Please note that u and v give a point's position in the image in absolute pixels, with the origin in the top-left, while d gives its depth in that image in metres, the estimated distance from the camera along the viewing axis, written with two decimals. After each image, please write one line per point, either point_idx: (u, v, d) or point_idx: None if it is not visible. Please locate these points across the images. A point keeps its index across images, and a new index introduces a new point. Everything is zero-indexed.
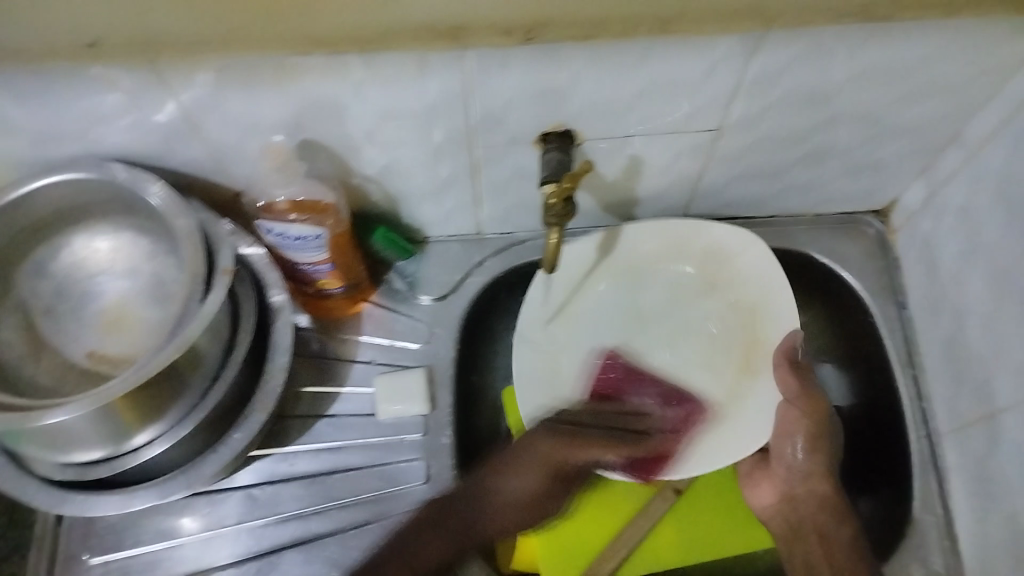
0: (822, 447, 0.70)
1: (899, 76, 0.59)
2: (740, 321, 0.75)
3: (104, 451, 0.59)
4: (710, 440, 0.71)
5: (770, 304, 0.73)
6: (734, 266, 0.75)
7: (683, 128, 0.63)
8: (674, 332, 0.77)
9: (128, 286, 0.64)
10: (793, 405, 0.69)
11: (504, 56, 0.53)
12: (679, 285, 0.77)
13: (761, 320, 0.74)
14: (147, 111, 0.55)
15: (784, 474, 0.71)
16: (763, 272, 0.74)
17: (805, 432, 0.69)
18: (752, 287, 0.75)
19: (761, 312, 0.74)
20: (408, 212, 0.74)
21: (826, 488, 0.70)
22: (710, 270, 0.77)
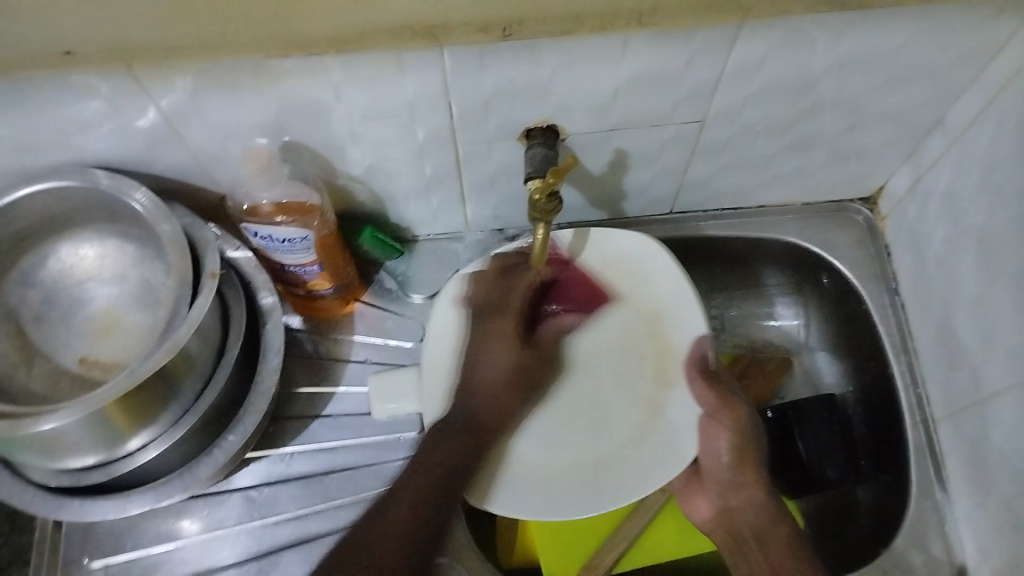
0: (745, 457, 0.67)
1: (881, 62, 0.59)
2: (643, 333, 0.71)
3: (99, 456, 0.59)
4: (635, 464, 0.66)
5: (674, 310, 0.70)
6: (634, 277, 0.72)
7: (666, 120, 0.63)
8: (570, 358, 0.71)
9: (117, 291, 0.64)
10: (715, 419, 0.65)
11: (481, 54, 0.53)
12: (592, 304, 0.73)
13: (670, 326, 0.70)
14: (128, 118, 0.55)
15: (716, 487, 0.69)
16: (665, 283, 0.70)
17: (731, 443, 0.66)
18: (649, 297, 0.71)
19: (665, 320, 0.70)
20: (396, 211, 0.74)
21: (763, 497, 0.68)
22: (603, 283, 0.72)
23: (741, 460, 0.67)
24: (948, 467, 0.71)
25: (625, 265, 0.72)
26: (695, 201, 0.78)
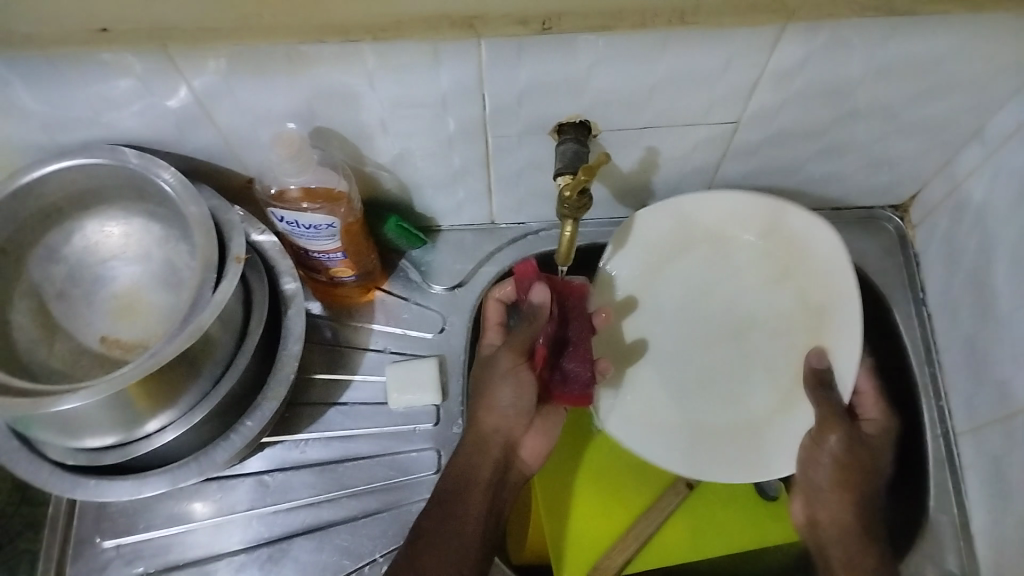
0: (846, 470, 0.69)
1: (923, 70, 0.58)
2: (800, 324, 0.72)
3: (116, 436, 0.59)
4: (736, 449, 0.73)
5: (836, 316, 0.69)
6: (807, 263, 0.71)
7: (700, 121, 0.62)
8: (738, 324, 0.74)
9: (141, 271, 0.64)
10: (818, 436, 0.68)
11: (518, 45, 0.52)
12: (748, 269, 0.74)
13: (829, 328, 0.69)
14: (159, 98, 0.55)
15: (811, 498, 0.70)
16: (833, 279, 0.69)
17: (827, 462, 0.69)
18: (820, 289, 0.70)
19: (830, 320, 0.69)
20: (421, 200, 0.73)
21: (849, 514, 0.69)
22: (781, 256, 0.72)
23: (844, 469, 0.69)
24: (968, 483, 0.71)
25: (796, 249, 0.71)
26: None
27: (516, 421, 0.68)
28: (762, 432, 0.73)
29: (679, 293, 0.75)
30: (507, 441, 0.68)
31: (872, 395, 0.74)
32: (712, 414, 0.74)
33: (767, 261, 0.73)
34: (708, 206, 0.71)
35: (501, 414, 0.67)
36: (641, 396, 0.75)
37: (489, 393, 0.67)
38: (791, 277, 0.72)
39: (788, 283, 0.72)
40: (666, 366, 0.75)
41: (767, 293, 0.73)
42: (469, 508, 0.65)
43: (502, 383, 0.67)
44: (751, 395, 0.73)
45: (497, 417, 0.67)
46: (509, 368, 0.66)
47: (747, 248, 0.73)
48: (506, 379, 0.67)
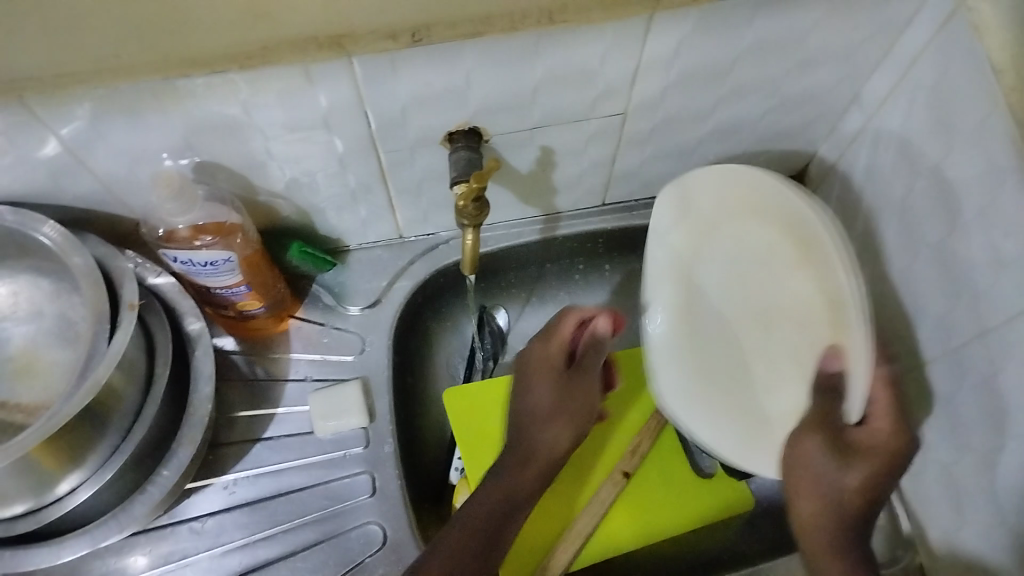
0: (804, 473, 0.61)
1: (794, 43, 0.59)
2: (831, 321, 0.60)
3: (27, 503, 0.57)
4: (748, 448, 0.68)
5: (843, 311, 0.59)
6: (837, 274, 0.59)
7: (589, 115, 0.62)
8: (766, 312, 0.68)
9: (35, 330, 0.62)
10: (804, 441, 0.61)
11: (392, 60, 0.51)
12: (774, 250, 0.66)
13: (843, 322, 0.59)
14: (26, 150, 0.53)
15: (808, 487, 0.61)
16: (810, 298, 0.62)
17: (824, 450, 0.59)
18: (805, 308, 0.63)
19: (840, 327, 0.59)
20: (324, 223, 0.72)
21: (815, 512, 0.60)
22: (807, 249, 0.62)
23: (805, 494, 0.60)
24: None
25: (813, 231, 0.61)
26: (625, 193, 0.78)
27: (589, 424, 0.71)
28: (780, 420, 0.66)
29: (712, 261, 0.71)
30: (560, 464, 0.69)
31: (873, 419, 0.58)
32: (740, 410, 0.69)
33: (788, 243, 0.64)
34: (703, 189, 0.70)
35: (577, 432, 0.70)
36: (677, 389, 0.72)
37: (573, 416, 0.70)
38: (812, 258, 0.62)
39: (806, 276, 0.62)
40: (700, 356, 0.72)
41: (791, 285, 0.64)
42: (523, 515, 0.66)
43: (577, 403, 0.70)
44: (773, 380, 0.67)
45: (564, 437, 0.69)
46: (563, 393, 0.70)
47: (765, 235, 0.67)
48: (579, 394, 0.71)
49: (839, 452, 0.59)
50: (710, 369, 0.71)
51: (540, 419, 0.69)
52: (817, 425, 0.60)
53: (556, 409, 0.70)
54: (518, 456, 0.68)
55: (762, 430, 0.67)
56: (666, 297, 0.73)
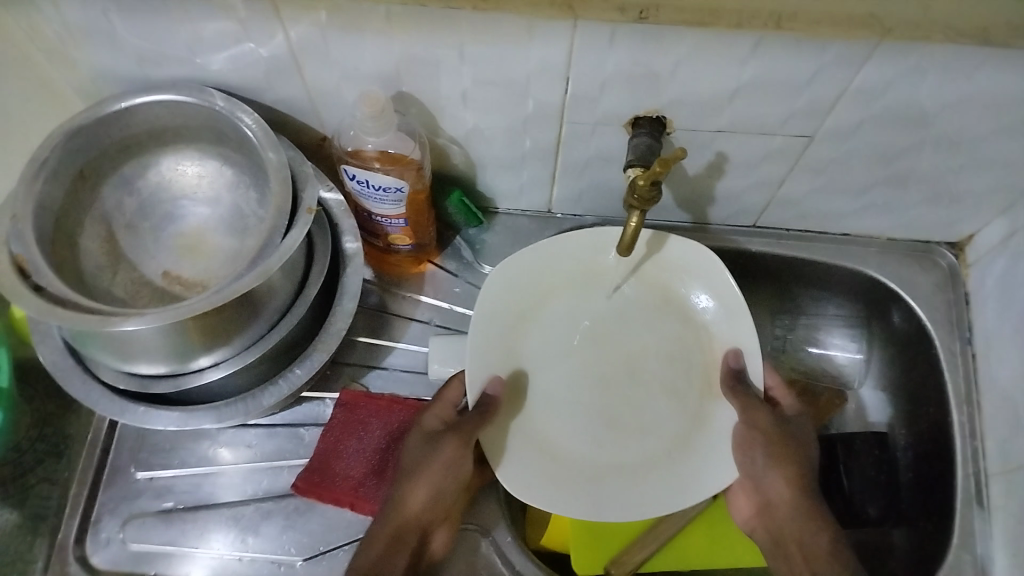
0: (780, 464, 0.64)
1: (1007, 104, 0.58)
2: (688, 343, 0.70)
3: (169, 367, 0.60)
4: (649, 483, 0.66)
5: (724, 333, 0.69)
6: (698, 297, 0.70)
7: (775, 131, 0.62)
8: (613, 364, 0.70)
9: (210, 214, 0.65)
10: (747, 430, 0.65)
11: (613, 30, 0.53)
12: (631, 301, 0.71)
13: (723, 338, 0.69)
14: (254, 43, 0.56)
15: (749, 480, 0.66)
16: (670, 336, 0.70)
17: (762, 443, 0.64)
18: (705, 307, 0.70)
19: (717, 335, 0.69)
20: (485, 179, 0.74)
21: (786, 489, 0.64)
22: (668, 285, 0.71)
23: (773, 480, 0.64)
24: (997, 525, 0.69)
25: (681, 276, 0.71)
26: (778, 219, 0.78)
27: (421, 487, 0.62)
28: (695, 435, 0.68)
29: (551, 336, 0.70)
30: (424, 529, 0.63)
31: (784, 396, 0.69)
32: (630, 451, 0.67)
33: (648, 292, 0.71)
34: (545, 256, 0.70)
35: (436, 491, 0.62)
36: (534, 445, 0.66)
37: (425, 475, 0.62)
38: (672, 304, 0.71)
39: (671, 311, 0.71)
40: (555, 407, 0.68)
41: (656, 326, 0.71)
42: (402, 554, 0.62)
43: (460, 466, 0.63)
44: (659, 419, 0.68)
45: (427, 503, 0.62)
46: (452, 456, 0.62)
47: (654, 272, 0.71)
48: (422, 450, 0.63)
49: (781, 449, 0.64)
50: (580, 417, 0.68)
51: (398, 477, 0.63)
52: (761, 424, 0.64)
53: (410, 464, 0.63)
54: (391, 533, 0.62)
55: (660, 463, 0.67)
56: (497, 353, 0.68)
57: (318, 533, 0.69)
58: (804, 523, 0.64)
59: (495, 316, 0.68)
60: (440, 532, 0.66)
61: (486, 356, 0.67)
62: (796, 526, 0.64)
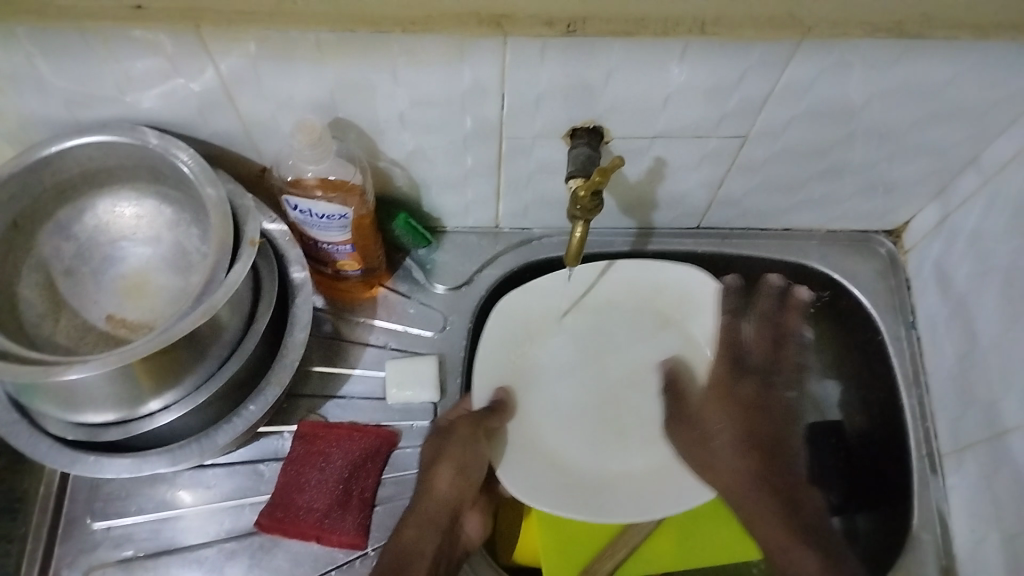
0: (705, 460, 0.73)
1: (928, 94, 0.60)
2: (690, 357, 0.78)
3: (118, 413, 0.59)
4: (654, 489, 0.72)
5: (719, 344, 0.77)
6: (691, 310, 0.78)
7: (710, 133, 0.64)
8: (618, 383, 0.77)
9: (152, 254, 0.64)
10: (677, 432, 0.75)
11: (543, 45, 0.53)
12: (635, 321, 0.78)
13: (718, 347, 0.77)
14: (184, 79, 0.56)
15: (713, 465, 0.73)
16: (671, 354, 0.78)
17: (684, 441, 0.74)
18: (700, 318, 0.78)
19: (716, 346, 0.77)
20: (430, 200, 0.74)
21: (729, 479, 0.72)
22: (668, 304, 0.78)
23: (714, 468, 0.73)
24: (954, 502, 0.71)
25: (676, 295, 0.77)
26: (722, 219, 0.79)
27: (445, 465, 0.68)
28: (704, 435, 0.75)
29: (554, 361, 0.77)
30: (454, 510, 0.68)
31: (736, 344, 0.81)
32: (640, 460, 0.74)
33: (650, 312, 0.78)
34: (537, 290, 0.75)
35: (458, 471, 0.68)
36: (537, 459, 0.72)
37: (447, 456, 0.68)
38: (672, 321, 0.78)
39: (672, 328, 0.78)
40: (563, 427, 0.75)
41: (658, 343, 0.78)
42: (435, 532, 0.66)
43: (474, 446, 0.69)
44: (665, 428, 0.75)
45: (451, 482, 0.68)
46: (466, 437, 0.69)
47: (642, 289, 0.77)
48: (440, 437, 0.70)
49: (706, 448, 0.74)
50: (575, 433, 0.75)
51: (421, 468, 0.69)
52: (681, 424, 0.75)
53: (432, 451, 0.69)
54: (423, 512, 0.66)
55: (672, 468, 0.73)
56: (503, 371, 0.74)
57: (284, 569, 0.68)
58: (744, 502, 0.72)
59: (490, 349, 0.74)
60: (472, 518, 0.70)
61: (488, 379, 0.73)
62: (744, 504, 0.72)
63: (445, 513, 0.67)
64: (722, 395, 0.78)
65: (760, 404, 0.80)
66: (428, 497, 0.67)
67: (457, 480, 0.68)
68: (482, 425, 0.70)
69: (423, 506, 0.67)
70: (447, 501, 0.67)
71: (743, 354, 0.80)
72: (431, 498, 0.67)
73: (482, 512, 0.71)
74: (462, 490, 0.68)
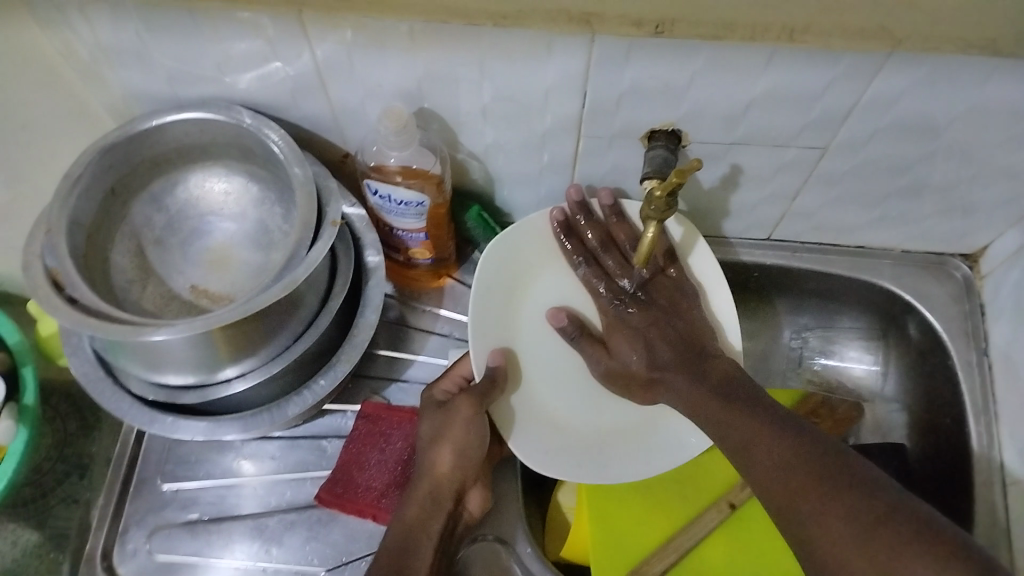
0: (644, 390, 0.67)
1: (1018, 114, 0.59)
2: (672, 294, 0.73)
3: (197, 377, 0.62)
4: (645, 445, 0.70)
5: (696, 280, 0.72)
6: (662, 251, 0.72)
7: (790, 143, 0.64)
8: None
9: (235, 229, 0.67)
10: (602, 358, 0.69)
11: (631, 44, 0.54)
12: None
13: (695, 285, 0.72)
14: (281, 62, 0.58)
15: (639, 383, 0.67)
16: None
17: (625, 368, 0.67)
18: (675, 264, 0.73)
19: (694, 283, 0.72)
20: (504, 195, 0.76)
21: (668, 375, 0.64)
22: None
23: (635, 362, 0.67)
24: (1016, 536, 0.69)
25: None
26: (793, 232, 0.79)
27: (447, 450, 0.63)
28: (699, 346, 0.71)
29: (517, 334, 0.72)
30: (459, 491, 0.63)
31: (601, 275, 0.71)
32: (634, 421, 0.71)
33: None
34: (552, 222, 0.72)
35: (460, 454, 0.63)
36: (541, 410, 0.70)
37: (447, 438, 0.63)
38: None
39: None
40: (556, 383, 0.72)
41: None
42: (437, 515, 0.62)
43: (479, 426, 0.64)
44: None
45: (454, 465, 0.63)
46: (469, 419, 0.64)
47: None
48: (441, 416, 0.65)
49: (644, 383, 0.66)
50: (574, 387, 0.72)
51: (423, 447, 0.64)
52: (607, 341, 0.69)
53: (430, 432, 0.65)
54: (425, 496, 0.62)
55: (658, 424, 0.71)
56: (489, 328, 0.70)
57: (341, 544, 0.70)
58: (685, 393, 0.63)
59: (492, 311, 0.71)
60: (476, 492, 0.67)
61: (485, 334, 0.70)
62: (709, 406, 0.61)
63: (449, 495, 0.63)
64: (629, 328, 0.68)
65: (681, 322, 0.68)
66: (428, 479, 0.63)
67: (466, 464, 0.63)
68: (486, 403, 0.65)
69: (422, 489, 0.63)
70: (454, 483, 0.63)
71: (620, 281, 0.70)
72: (431, 481, 0.63)
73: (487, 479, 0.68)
74: (463, 472, 0.63)
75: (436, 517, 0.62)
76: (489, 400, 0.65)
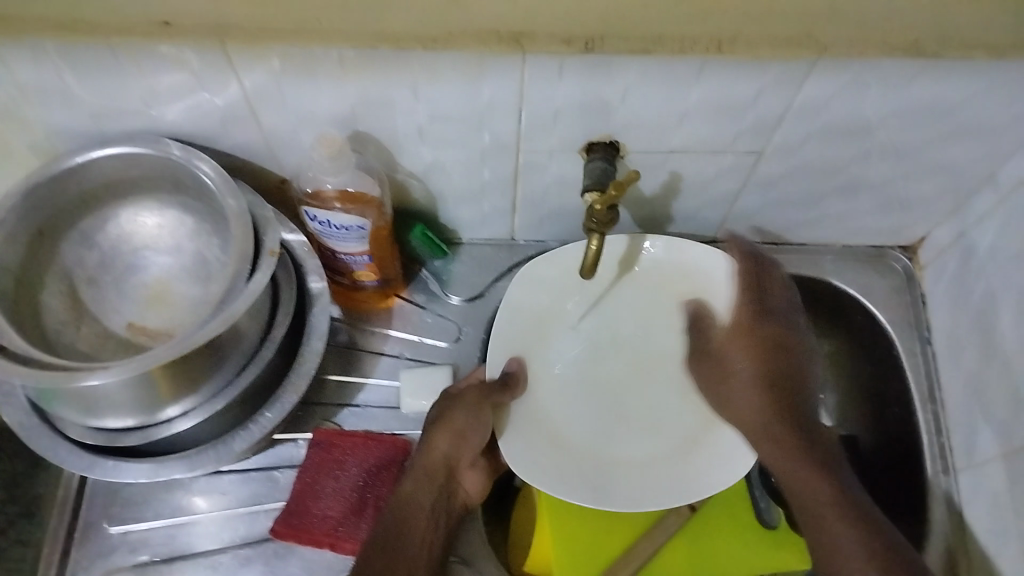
0: (733, 402, 0.66)
1: (944, 112, 0.60)
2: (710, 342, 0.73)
3: (138, 419, 0.60)
4: (654, 475, 0.69)
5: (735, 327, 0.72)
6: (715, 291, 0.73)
7: (727, 148, 0.64)
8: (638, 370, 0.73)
9: (172, 263, 0.65)
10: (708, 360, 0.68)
11: (561, 62, 0.54)
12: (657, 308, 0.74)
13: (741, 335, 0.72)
14: (207, 93, 0.57)
15: (733, 395, 0.66)
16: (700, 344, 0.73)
17: (730, 374, 0.66)
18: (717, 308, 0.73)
19: None
20: (447, 212, 0.75)
21: (771, 416, 0.63)
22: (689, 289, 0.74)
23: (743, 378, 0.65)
24: (968, 520, 0.70)
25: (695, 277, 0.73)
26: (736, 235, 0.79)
27: (444, 434, 0.65)
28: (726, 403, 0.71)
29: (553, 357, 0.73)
30: (451, 473, 0.65)
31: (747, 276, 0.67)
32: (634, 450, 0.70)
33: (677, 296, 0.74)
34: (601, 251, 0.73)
35: (454, 438, 0.65)
36: (539, 431, 0.69)
37: (447, 422, 0.65)
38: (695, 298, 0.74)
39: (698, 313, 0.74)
40: (578, 413, 0.72)
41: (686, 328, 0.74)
42: (425, 497, 0.63)
43: (481, 416, 0.66)
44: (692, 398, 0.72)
45: (450, 444, 0.65)
46: (472, 406, 0.66)
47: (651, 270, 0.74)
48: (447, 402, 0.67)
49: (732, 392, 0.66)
50: (588, 418, 0.71)
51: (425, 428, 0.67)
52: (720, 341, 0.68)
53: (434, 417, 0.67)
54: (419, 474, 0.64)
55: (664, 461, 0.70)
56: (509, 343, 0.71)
57: None
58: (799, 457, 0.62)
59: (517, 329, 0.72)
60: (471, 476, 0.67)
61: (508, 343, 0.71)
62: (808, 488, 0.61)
63: (440, 475, 0.64)
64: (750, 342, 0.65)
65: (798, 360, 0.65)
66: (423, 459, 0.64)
67: (462, 448, 0.65)
68: (492, 398, 0.67)
69: (412, 469, 0.64)
70: (445, 465, 0.64)
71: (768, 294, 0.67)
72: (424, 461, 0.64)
73: (485, 470, 0.69)
74: (457, 455, 0.65)
75: (422, 493, 0.63)
76: (498, 397, 0.67)
